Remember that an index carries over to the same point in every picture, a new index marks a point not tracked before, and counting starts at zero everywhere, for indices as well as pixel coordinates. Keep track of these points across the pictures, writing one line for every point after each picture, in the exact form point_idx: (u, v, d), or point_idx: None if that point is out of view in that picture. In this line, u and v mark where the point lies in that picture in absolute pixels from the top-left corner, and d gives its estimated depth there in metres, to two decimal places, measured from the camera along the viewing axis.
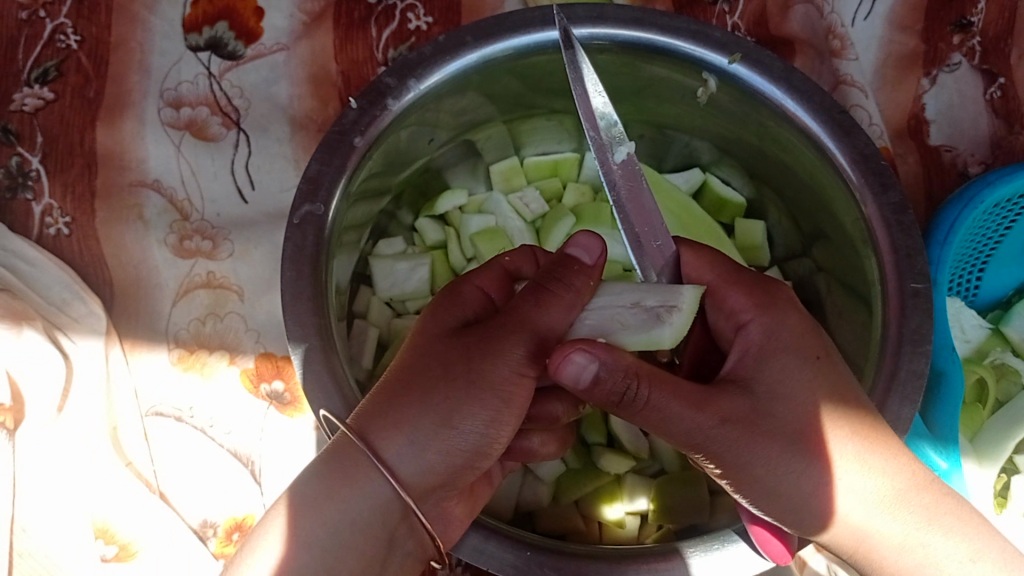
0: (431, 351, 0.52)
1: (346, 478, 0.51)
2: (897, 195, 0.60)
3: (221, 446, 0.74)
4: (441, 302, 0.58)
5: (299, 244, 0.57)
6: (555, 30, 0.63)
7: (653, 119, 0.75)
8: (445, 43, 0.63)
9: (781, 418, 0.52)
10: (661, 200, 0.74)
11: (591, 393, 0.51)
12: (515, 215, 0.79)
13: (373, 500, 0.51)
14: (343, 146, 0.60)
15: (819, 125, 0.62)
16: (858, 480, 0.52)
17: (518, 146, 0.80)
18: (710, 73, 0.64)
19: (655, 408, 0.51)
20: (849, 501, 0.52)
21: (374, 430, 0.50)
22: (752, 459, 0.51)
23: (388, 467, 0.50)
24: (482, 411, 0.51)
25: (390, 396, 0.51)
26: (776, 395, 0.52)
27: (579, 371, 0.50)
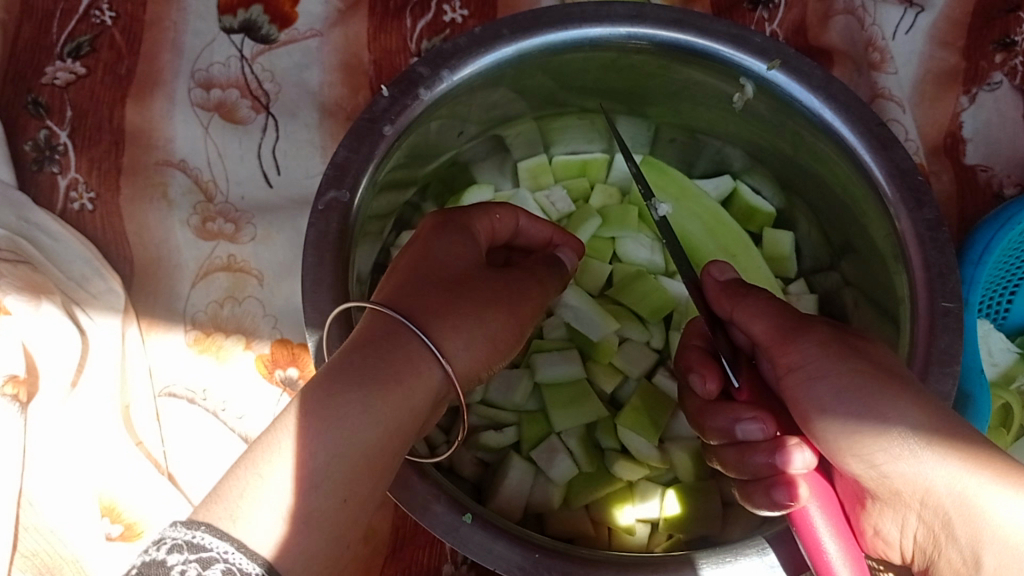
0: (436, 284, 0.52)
1: (385, 385, 0.46)
2: (932, 211, 0.58)
3: (232, 430, 0.73)
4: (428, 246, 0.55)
5: (322, 231, 0.56)
6: (592, 28, 0.62)
7: (687, 123, 0.74)
8: (481, 35, 0.62)
9: (869, 349, 0.52)
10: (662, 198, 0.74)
11: (716, 292, 0.60)
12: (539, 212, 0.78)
13: (380, 393, 0.45)
14: (372, 134, 0.59)
15: (856, 137, 0.60)
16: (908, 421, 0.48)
17: (548, 143, 0.79)
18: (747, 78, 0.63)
19: (753, 306, 0.56)
20: (919, 461, 0.47)
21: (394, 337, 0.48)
22: (829, 378, 0.51)
23: (419, 376, 0.47)
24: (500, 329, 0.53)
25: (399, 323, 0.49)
26: (864, 338, 0.53)
27: (725, 270, 0.61)
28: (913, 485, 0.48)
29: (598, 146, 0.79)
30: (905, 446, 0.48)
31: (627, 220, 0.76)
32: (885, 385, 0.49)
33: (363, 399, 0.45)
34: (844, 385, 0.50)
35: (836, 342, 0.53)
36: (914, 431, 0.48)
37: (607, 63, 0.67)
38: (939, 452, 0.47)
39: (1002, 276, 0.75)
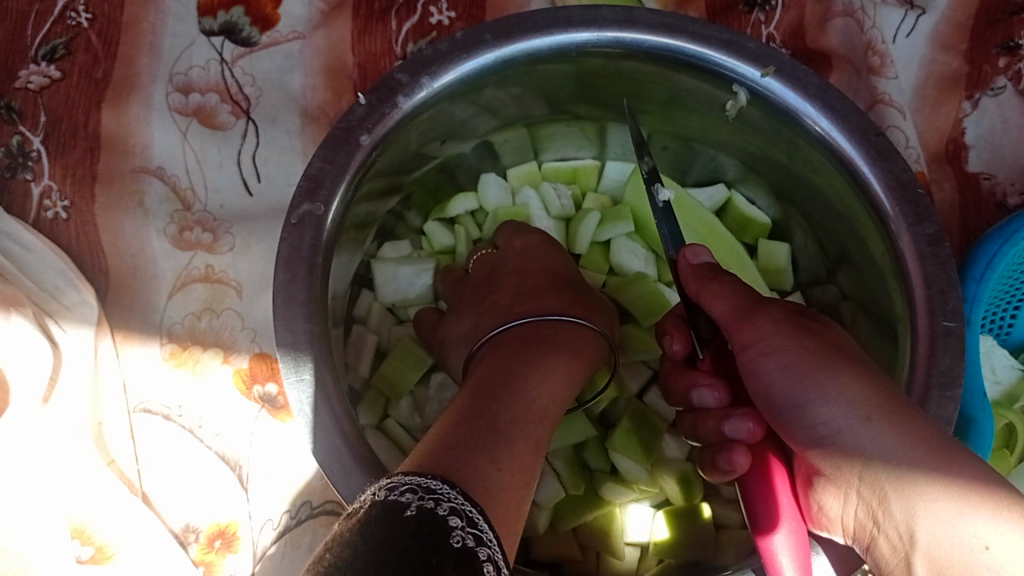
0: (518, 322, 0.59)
1: (519, 378, 0.52)
2: (933, 226, 0.56)
3: (210, 448, 0.70)
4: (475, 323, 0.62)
5: (295, 245, 0.54)
6: (579, 33, 0.60)
7: (679, 131, 0.72)
8: (462, 39, 0.59)
9: (833, 338, 0.54)
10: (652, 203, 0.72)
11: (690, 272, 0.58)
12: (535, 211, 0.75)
13: (525, 387, 0.51)
14: (349, 144, 0.56)
15: (854, 147, 0.58)
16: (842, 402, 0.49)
17: (538, 150, 0.76)
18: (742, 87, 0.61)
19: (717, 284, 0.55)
20: (863, 436, 0.48)
21: (495, 365, 0.54)
22: (786, 361, 0.52)
23: (550, 375, 0.53)
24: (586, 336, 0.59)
25: (496, 357, 0.54)
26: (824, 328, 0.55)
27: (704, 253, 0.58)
28: (860, 461, 0.48)
29: (588, 153, 0.77)
30: (856, 421, 0.48)
31: (621, 215, 0.73)
32: (841, 363, 0.51)
33: (514, 391, 0.51)
34: (802, 363, 0.52)
35: (790, 321, 0.54)
36: (863, 405, 0.48)
37: (595, 69, 0.64)
38: (885, 427, 0.47)
39: (1005, 291, 0.73)
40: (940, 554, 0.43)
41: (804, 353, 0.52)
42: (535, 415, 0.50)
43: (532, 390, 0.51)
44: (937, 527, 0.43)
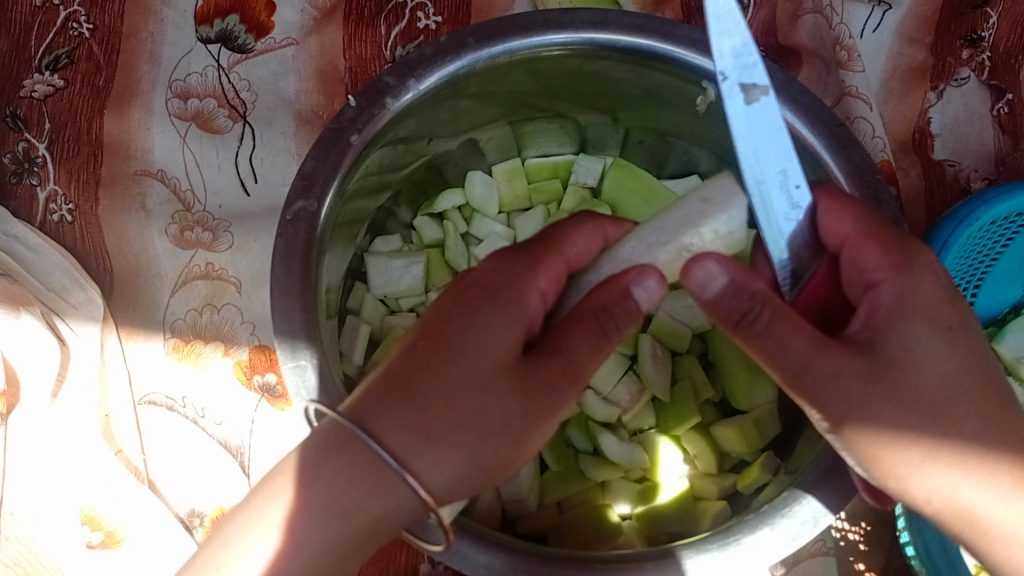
0: (481, 384, 0.48)
1: (375, 486, 0.48)
2: (890, 210, 0.60)
3: (212, 436, 0.74)
4: (472, 299, 0.51)
5: (290, 240, 0.57)
6: (556, 35, 0.63)
7: (654, 125, 0.75)
8: (446, 44, 0.62)
9: (912, 377, 0.48)
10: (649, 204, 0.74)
11: (712, 306, 0.51)
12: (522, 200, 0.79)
13: (374, 477, 0.48)
14: (339, 143, 0.60)
15: (817, 138, 0.61)
16: (939, 469, 0.48)
17: (520, 147, 0.79)
18: (733, 79, 0.50)
19: (770, 337, 0.49)
20: (997, 484, 0.48)
21: (383, 428, 0.47)
22: (872, 418, 0.48)
23: (467, 422, 0.48)
24: (510, 451, 0.49)
25: (408, 392, 0.48)
26: (903, 360, 0.48)
27: (706, 279, 0.51)
28: (982, 512, 0.48)
29: (569, 148, 0.80)
30: (985, 472, 0.48)
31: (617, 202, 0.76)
32: (989, 407, 0.48)
33: (342, 481, 0.48)
34: (905, 415, 0.48)
35: (857, 368, 0.48)
36: (997, 449, 0.48)
37: (571, 69, 0.67)
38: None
39: (970, 267, 0.77)
40: None
41: (923, 396, 0.48)
42: (339, 550, 0.49)
43: (356, 479, 0.48)
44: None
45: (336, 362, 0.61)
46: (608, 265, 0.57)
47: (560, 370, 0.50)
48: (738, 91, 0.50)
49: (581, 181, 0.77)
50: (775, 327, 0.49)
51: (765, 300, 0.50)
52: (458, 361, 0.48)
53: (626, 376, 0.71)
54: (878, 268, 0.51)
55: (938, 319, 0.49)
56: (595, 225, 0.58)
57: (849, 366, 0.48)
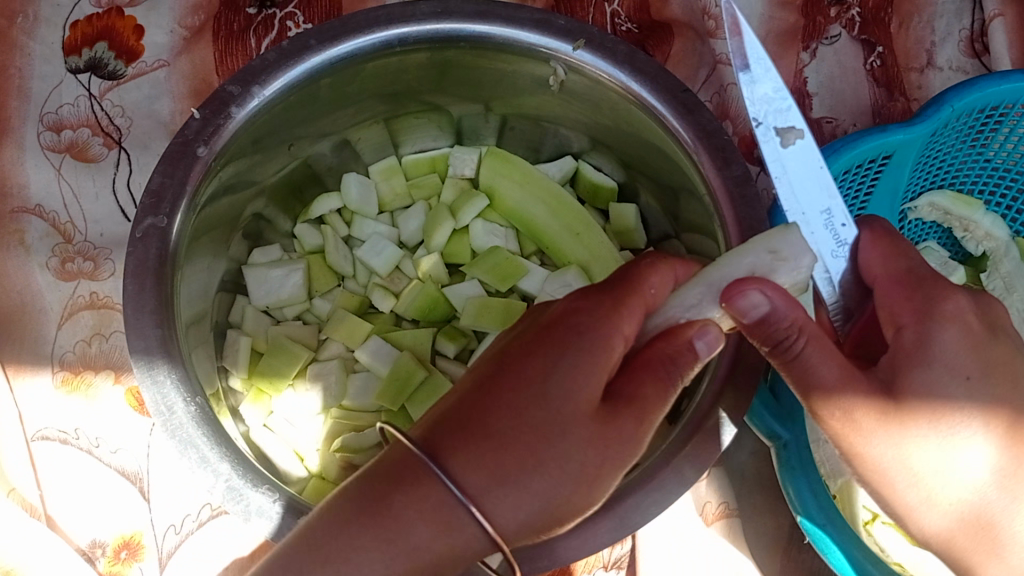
0: (558, 432, 0.46)
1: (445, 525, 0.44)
2: (739, 168, 0.59)
3: (108, 465, 0.73)
4: (543, 338, 0.48)
5: (141, 258, 0.57)
6: (398, 29, 0.63)
7: (525, 111, 0.75)
8: (288, 48, 0.62)
9: (931, 402, 0.50)
10: (525, 191, 0.73)
11: (755, 331, 0.50)
12: (402, 198, 0.79)
13: (443, 517, 0.44)
14: (186, 157, 0.59)
15: (663, 105, 0.62)
16: (930, 467, 0.51)
17: (396, 144, 0.79)
18: (767, 124, 0.54)
19: (802, 362, 0.51)
20: (992, 530, 0.51)
21: (457, 466, 0.45)
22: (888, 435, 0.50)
23: (533, 471, 0.46)
24: (589, 495, 0.47)
25: (486, 432, 0.45)
26: (930, 390, 0.50)
27: (750, 308, 0.49)
28: (973, 555, 0.52)
29: (445, 142, 0.80)
30: (980, 518, 0.51)
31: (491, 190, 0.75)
32: (1002, 461, 0.51)
33: (413, 518, 0.44)
34: (906, 464, 0.51)
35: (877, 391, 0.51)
36: (998, 498, 0.51)
37: (423, 61, 0.67)
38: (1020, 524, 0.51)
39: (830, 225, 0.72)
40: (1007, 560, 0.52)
41: (935, 444, 0.50)
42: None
43: (428, 515, 0.44)
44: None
45: (199, 371, 0.61)
46: (672, 311, 0.53)
47: (636, 415, 0.47)
48: (773, 136, 0.54)
49: (457, 172, 0.77)
50: (808, 352, 0.50)
51: (799, 324, 0.50)
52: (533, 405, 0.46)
53: None
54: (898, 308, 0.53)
55: (959, 372, 0.51)
56: (663, 266, 0.54)
57: (870, 408, 0.50)
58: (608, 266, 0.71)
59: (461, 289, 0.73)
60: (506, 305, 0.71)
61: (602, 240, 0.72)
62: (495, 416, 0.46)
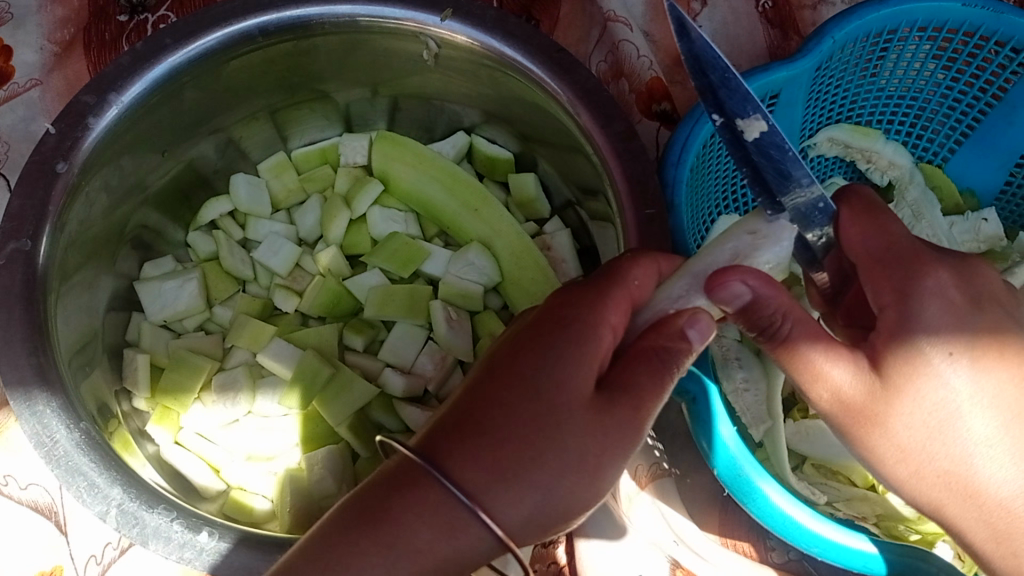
0: (555, 424, 0.42)
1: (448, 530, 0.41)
2: (622, 124, 0.58)
3: (18, 502, 0.67)
4: (532, 333, 0.44)
5: (6, 285, 0.54)
6: (257, 18, 0.61)
7: (409, 91, 0.73)
8: (143, 50, 0.60)
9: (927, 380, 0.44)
10: (418, 172, 0.71)
11: (742, 318, 0.46)
12: (296, 194, 0.76)
13: (444, 518, 0.41)
14: (45, 175, 0.56)
15: (539, 67, 0.60)
16: (913, 425, 0.45)
17: (285, 138, 0.77)
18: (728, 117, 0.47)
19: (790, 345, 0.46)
20: (980, 503, 0.45)
21: (454, 467, 0.41)
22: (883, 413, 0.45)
23: (537, 467, 0.42)
24: (592, 486, 0.43)
25: (480, 429, 0.42)
26: (915, 364, 0.44)
27: (733, 298, 0.45)
28: (962, 526, 0.46)
29: (335, 132, 0.78)
30: (967, 488, 0.45)
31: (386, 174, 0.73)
32: (993, 430, 0.44)
33: (412, 520, 0.41)
34: (887, 438, 0.45)
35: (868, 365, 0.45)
36: (1004, 455, 0.44)
37: (291, 49, 0.65)
38: (1014, 498, 0.44)
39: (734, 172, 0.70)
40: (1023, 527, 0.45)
41: (917, 414, 0.44)
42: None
43: (428, 518, 0.41)
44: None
45: (83, 393, 0.58)
46: (661, 304, 0.48)
47: (634, 403, 0.43)
48: (731, 129, 0.47)
49: (349, 161, 0.74)
50: (796, 334, 0.45)
51: (788, 310, 0.45)
52: (528, 398, 0.42)
53: (425, 347, 0.68)
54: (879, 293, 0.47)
55: (943, 344, 0.44)
56: (649, 256, 0.48)
57: (854, 380, 0.45)
58: (509, 238, 0.69)
59: (363, 280, 0.71)
60: (409, 292, 0.69)
61: (501, 212, 0.70)
62: (491, 414, 0.42)
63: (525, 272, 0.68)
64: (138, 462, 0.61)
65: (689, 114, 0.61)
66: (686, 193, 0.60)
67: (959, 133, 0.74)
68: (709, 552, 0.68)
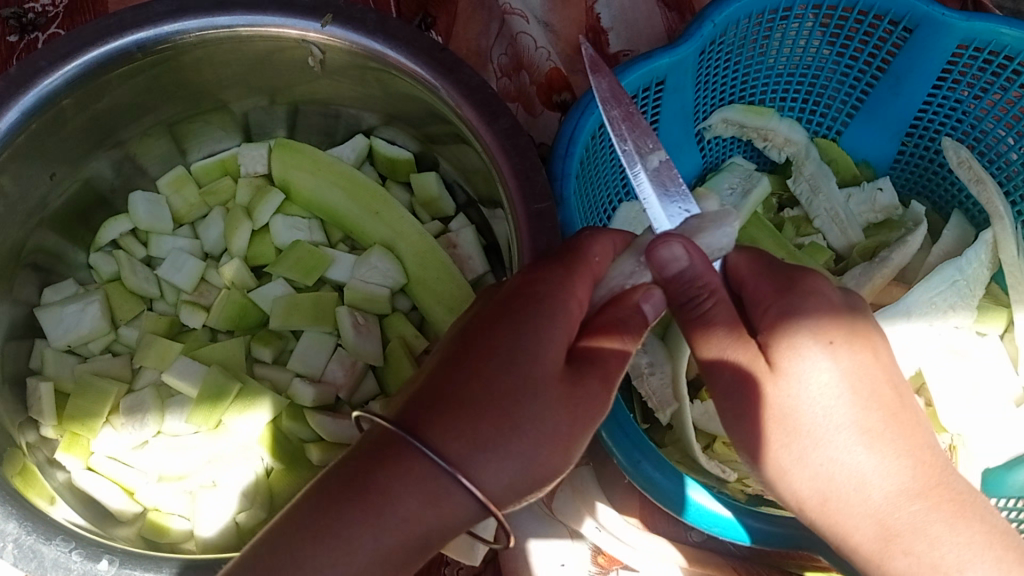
0: (537, 392, 0.41)
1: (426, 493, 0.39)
2: (508, 120, 0.57)
3: None
4: (505, 306, 0.44)
5: None
6: (135, 35, 0.60)
7: (303, 98, 0.72)
8: (18, 74, 0.58)
9: (812, 366, 0.45)
10: (318, 179, 0.70)
11: (670, 291, 0.47)
12: (199, 207, 0.76)
13: (429, 488, 0.39)
14: None
15: (423, 67, 0.59)
16: (802, 409, 0.46)
17: (183, 151, 0.76)
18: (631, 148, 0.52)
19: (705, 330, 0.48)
20: (864, 500, 0.44)
21: (435, 437, 0.40)
22: (787, 397, 0.46)
23: (512, 439, 0.41)
24: (562, 455, 0.42)
25: (459, 402, 0.40)
26: (801, 350, 0.45)
27: (670, 261, 0.46)
28: (852, 527, 0.45)
29: (234, 142, 0.77)
30: (851, 481, 0.45)
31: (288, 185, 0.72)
32: (870, 422, 0.45)
33: (399, 492, 0.39)
34: (784, 421, 0.46)
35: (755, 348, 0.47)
36: (883, 449, 0.45)
37: (177, 64, 0.64)
38: (898, 492, 0.44)
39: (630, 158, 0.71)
40: (900, 532, 0.44)
41: (800, 408, 0.46)
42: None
43: (413, 487, 0.39)
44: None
45: None
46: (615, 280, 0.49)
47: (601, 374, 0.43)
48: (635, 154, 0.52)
49: (249, 171, 0.73)
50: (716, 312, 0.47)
51: (715, 286, 0.47)
52: (503, 367, 0.41)
53: (333, 354, 0.68)
54: (763, 297, 0.48)
55: (825, 335, 0.46)
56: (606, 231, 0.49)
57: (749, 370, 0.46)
58: (411, 239, 0.69)
59: (267, 291, 0.70)
60: (314, 300, 0.69)
61: (403, 215, 0.70)
62: (468, 384, 0.41)
63: (430, 272, 0.68)
64: (50, 504, 0.59)
65: (575, 106, 0.61)
66: (575, 186, 0.60)
67: (850, 105, 0.75)
68: (631, 537, 0.68)
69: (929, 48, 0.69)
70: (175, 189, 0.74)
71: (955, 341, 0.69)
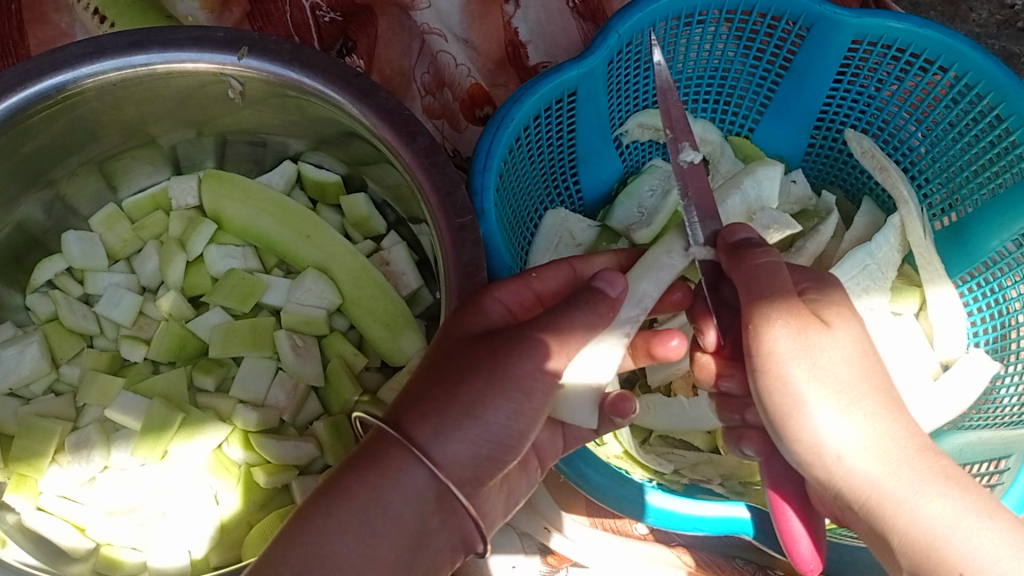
0: (470, 365, 0.47)
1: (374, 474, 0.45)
2: (426, 139, 0.59)
3: None
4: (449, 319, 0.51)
5: None
6: (53, 78, 0.61)
7: (229, 129, 0.73)
8: None
9: (841, 322, 0.50)
10: (248, 207, 0.72)
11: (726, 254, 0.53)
12: (133, 243, 0.77)
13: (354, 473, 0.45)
14: None
15: (340, 92, 0.61)
16: (837, 362, 0.48)
17: (114, 187, 0.77)
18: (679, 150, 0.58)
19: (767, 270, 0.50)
20: (894, 455, 0.47)
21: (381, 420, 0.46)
22: (815, 348, 0.48)
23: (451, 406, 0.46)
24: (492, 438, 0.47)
25: (415, 390, 0.48)
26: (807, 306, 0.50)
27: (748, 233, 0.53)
28: (879, 481, 0.47)
29: (163, 175, 0.78)
30: (879, 434, 0.47)
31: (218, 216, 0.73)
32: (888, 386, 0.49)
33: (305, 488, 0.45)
34: (830, 370, 0.47)
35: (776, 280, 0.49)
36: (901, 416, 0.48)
37: (98, 103, 0.66)
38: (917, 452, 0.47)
39: (553, 164, 0.74)
40: (916, 488, 0.47)
41: (839, 357, 0.48)
42: None
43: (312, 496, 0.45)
44: (934, 528, 0.45)
45: None
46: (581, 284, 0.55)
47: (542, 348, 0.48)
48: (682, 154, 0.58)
49: (180, 204, 0.75)
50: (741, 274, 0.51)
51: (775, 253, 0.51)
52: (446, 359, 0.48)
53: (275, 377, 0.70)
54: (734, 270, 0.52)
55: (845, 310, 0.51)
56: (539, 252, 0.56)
57: (789, 321, 0.48)
58: (342, 258, 0.71)
59: (205, 320, 0.72)
60: (252, 326, 0.71)
61: (336, 237, 0.71)
62: (426, 376, 0.49)
63: (363, 290, 0.70)
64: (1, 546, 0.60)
65: (492, 121, 0.63)
66: (493, 199, 0.62)
67: (760, 102, 0.78)
68: (576, 532, 0.72)
69: (825, 45, 0.72)
70: (107, 226, 0.75)
71: (876, 319, 0.72)
